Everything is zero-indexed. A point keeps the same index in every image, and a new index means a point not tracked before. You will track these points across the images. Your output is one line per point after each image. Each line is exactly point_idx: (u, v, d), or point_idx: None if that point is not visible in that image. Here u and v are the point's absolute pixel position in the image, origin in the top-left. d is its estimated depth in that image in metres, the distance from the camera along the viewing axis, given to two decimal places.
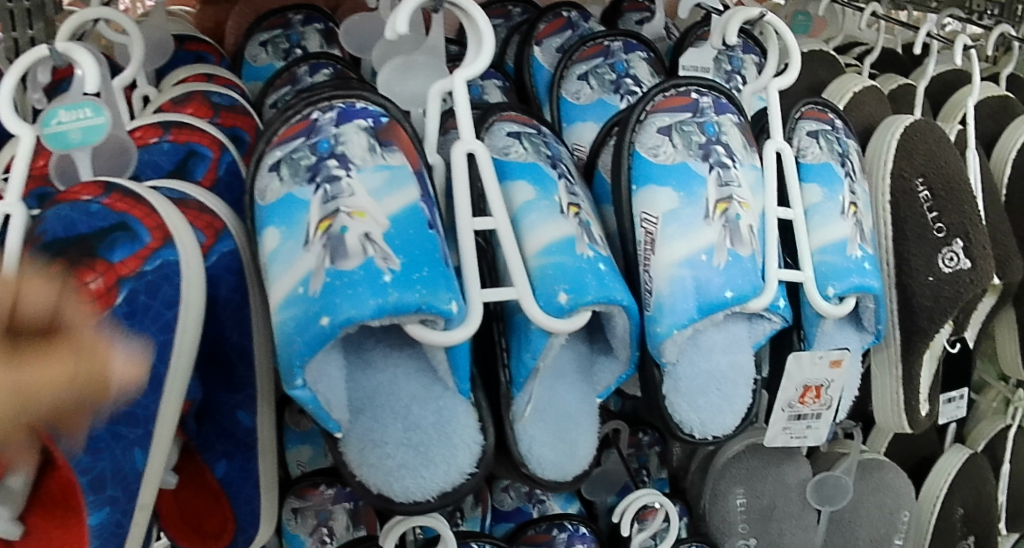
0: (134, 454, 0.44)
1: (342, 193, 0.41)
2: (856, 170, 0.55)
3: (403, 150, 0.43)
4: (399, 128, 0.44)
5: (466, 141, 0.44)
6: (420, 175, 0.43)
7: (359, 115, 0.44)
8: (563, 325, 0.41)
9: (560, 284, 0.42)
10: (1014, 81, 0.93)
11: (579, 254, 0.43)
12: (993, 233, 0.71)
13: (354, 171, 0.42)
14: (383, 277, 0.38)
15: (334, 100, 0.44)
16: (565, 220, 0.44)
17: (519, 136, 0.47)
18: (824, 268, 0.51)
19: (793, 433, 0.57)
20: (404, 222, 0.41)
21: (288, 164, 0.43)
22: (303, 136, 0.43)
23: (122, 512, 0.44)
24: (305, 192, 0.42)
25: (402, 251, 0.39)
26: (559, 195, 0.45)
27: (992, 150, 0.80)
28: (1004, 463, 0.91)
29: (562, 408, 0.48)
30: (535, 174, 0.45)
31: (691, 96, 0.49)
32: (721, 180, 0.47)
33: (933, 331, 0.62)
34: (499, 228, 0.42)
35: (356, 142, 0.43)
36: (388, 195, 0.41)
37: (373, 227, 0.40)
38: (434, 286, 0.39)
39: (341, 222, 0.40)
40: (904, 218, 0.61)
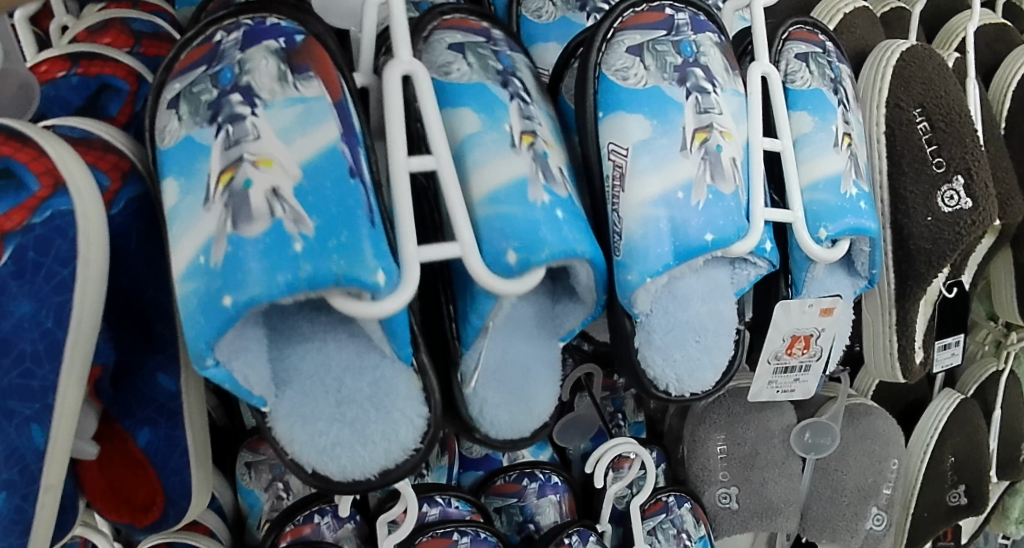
0: (32, 431, 0.36)
1: (245, 136, 0.34)
2: (849, 98, 0.50)
3: (320, 76, 0.36)
4: (317, 46, 0.37)
5: (402, 60, 0.37)
6: (342, 107, 0.36)
7: (269, 34, 0.37)
8: (514, 286, 0.36)
9: (509, 240, 0.36)
10: (1012, 7, 0.86)
11: (534, 201, 0.37)
12: (994, 168, 0.66)
13: (261, 108, 0.35)
14: (292, 248, 0.33)
15: (241, 19, 0.38)
16: (517, 155, 0.38)
17: (464, 55, 0.41)
18: (815, 207, 0.46)
19: (780, 387, 0.53)
20: (320, 171, 0.34)
21: (187, 101, 0.36)
22: (204, 63, 0.37)
23: (21, 496, 0.36)
24: (206, 134, 0.35)
25: (317, 211, 0.33)
26: (510, 123, 0.39)
27: (991, 81, 0.74)
28: (996, 409, 0.87)
29: (518, 363, 0.43)
30: (482, 99, 0.39)
31: (665, 12, 0.43)
32: (699, 107, 0.42)
33: (931, 276, 0.58)
34: (440, 168, 0.36)
35: (266, 68, 0.36)
36: (301, 137, 0.35)
37: (281, 181, 0.34)
38: (357, 252, 0.33)
39: (244, 174, 0.34)
40: (900, 151, 0.56)
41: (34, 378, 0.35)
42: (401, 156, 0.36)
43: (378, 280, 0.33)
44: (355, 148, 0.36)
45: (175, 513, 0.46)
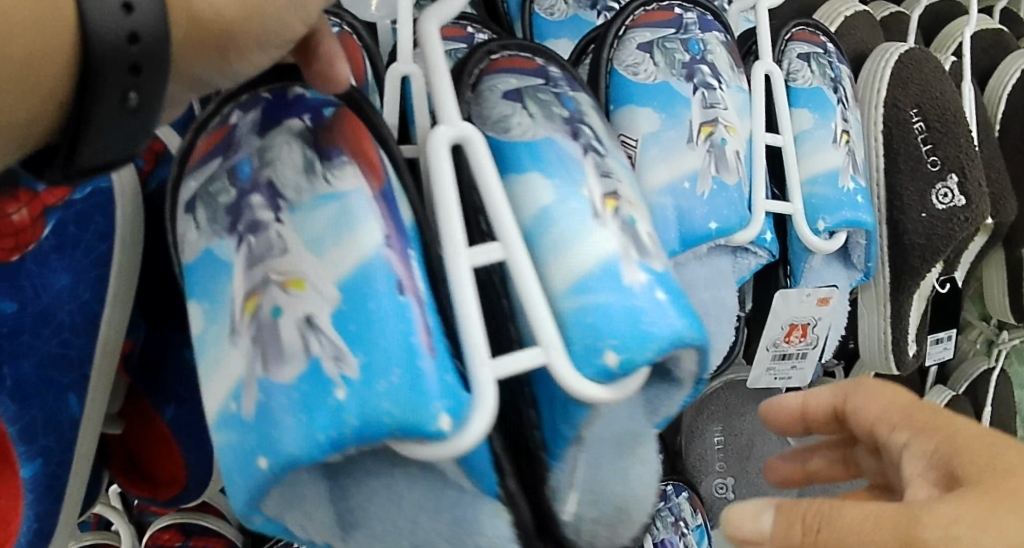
0: (69, 400, 0.37)
1: (270, 250, 0.30)
2: (848, 97, 0.52)
3: (356, 159, 0.32)
4: (350, 113, 0.33)
5: (451, 124, 0.32)
6: (384, 197, 0.31)
7: (294, 112, 0.33)
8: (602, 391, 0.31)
9: (606, 339, 0.31)
10: (1008, 14, 0.88)
11: (630, 286, 0.31)
12: (988, 169, 0.68)
13: (286, 213, 0.31)
14: (332, 399, 0.28)
15: (259, 89, 0.33)
16: (599, 227, 0.32)
17: (527, 109, 0.36)
18: (814, 200, 0.48)
19: (778, 374, 0.55)
20: (360, 284, 0.29)
21: (204, 204, 0.32)
22: (220, 153, 0.33)
23: (57, 463, 0.37)
24: (226, 246, 0.31)
25: (360, 342, 0.29)
26: (587, 188, 0.33)
27: (986, 85, 0.76)
28: (987, 406, 0.89)
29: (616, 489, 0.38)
30: (551, 158, 0.34)
31: (675, 11, 0.46)
32: (706, 102, 0.44)
33: (925, 271, 0.59)
34: (508, 256, 0.31)
35: (290, 157, 0.32)
36: (335, 246, 0.30)
37: (315, 306, 0.29)
38: (411, 394, 0.28)
39: (273, 300, 0.30)
40: (897, 149, 0.58)
41: (72, 348, 0.37)
42: (462, 252, 0.31)
43: (439, 428, 0.28)
44: (405, 251, 0.30)
45: (198, 485, 0.46)
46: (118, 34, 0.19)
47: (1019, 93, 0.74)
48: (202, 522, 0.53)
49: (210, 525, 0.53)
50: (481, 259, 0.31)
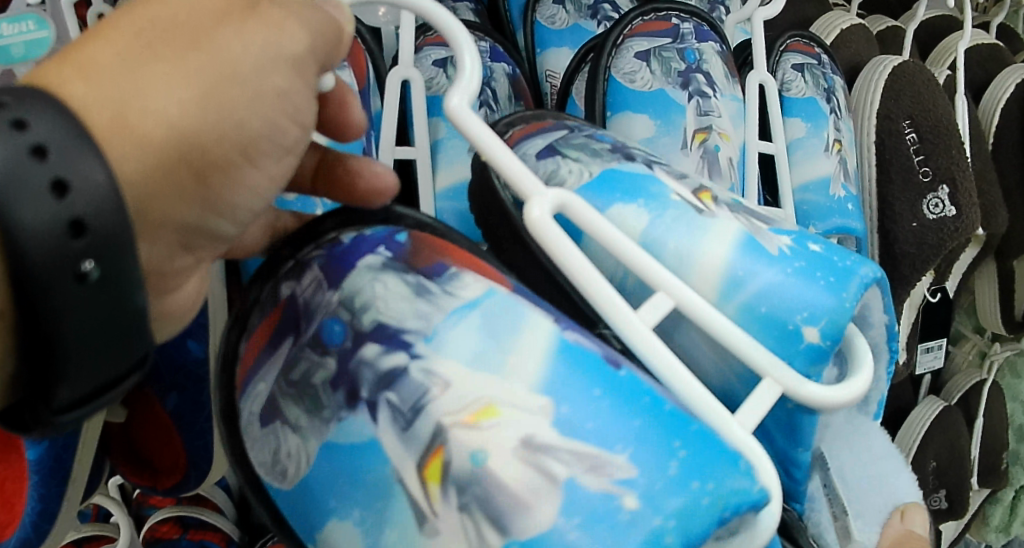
0: None
1: (427, 393, 0.25)
2: (841, 107, 0.53)
3: (470, 268, 0.28)
4: (422, 234, 0.30)
5: (541, 196, 0.28)
6: (520, 292, 0.28)
7: (361, 251, 0.28)
8: (846, 397, 0.28)
9: (820, 318, 0.28)
10: (1004, 30, 0.90)
11: (785, 246, 0.30)
12: (979, 182, 0.70)
13: (421, 343, 0.26)
14: (623, 513, 0.23)
15: (312, 252, 0.29)
16: (714, 217, 0.31)
17: (566, 156, 0.34)
18: (805, 206, 0.49)
19: None
20: (563, 377, 0.25)
21: (293, 400, 0.27)
22: (292, 331, 0.28)
23: (62, 446, 0.38)
24: (360, 422, 0.26)
25: (609, 440, 0.24)
26: (674, 192, 0.32)
27: (981, 99, 0.78)
28: (979, 418, 0.89)
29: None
30: (626, 182, 0.32)
31: (672, 21, 0.47)
32: (700, 109, 0.45)
33: (915, 279, 0.60)
34: (679, 299, 0.28)
35: (392, 287, 0.27)
36: (508, 352, 0.25)
37: (535, 426, 0.24)
38: (710, 469, 0.24)
39: (463, 447, 0.24)
40: (889, 160, 0.60)
41: None
42: (631, 313, 0.27)
43: (759, 488, 0.25)
44: (581, 329, 0.27)
45: (197, 477, 0.47)
46: (59, 226, 0.18)
47: (1013, 108, 0.75)
48: (200, 516, 0.54)
49: (206, 519, 0.54)
50: (653, 317, 0.28)
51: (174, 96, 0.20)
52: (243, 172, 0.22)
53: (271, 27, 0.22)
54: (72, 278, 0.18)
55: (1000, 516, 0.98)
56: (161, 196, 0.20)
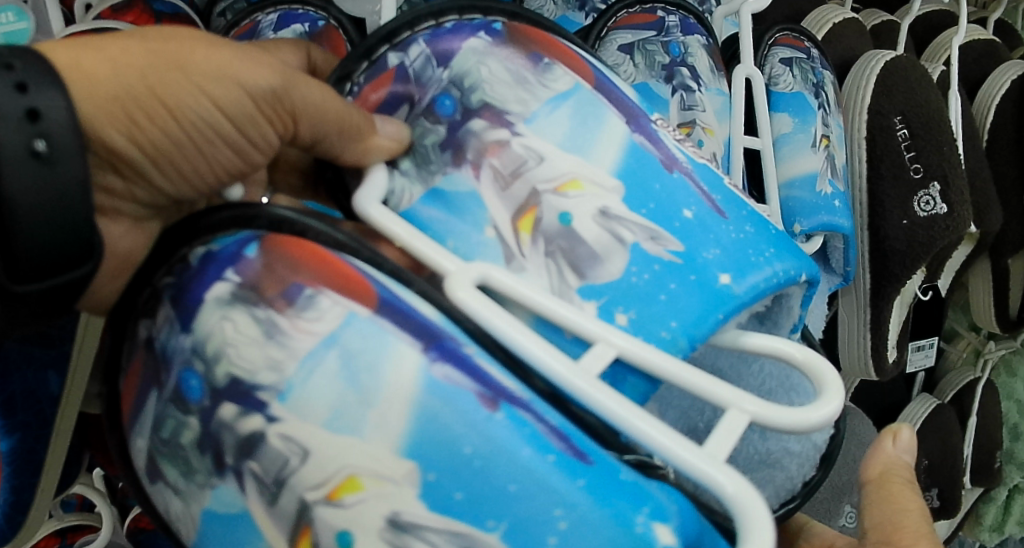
0: (48, 377, 0.37)
1: (287, 465, 0.25)
2: (830, 103, 0.52)
3: (330, 286, 0.26)
4: (282, 238, 0.27)
5: (468, 267, 0.27)
6: (387, 306, 0.25)
7: (209, 278, 0.27)
8: (819, 417, 0.26)
9: (666, 331, 0.27)
10: (1003, 25, 0.89)
11: (633, 267, 0.28)
12: (972, 180, 0.69)
13: (275, 404, 0.25)
14: None
15: (162, 284, 0.28)
16: (518, 270, 0.28)
17: (394, 166, 0.32)
18: (790, 204, 0.48)
19: None
20: (430, 436, 0.24)
21: (168, 458, 0.28)
22: (155, 385, 0.28)
23: (35, 439, 0.38)
24: (231, 492, 0.27)
25: (482, 516, 0.24)
26: (491, 225, 0.29)
27: (976, 95, 0.77)
28: (972, 416, 0.88)
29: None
30: (446, 213, 0.30)
31: (657, 14, 0.47)
32: (684, 104, 0.44)
33: (905, 278, 0.60)
34: (622, 347, 0.26)
35: (240, 328, 0.26)
36: (367, 407, 0.25)
37: (400, 499, 0.24)
38: (603, 526, 0.24)
39: (331, 526, 0.25)
40: (880, 156, 0.59)
41: (52, 327, 0.37)
42: (568, 363, 0.25)
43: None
44: (456, 353, 0.25)
45: None
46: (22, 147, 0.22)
47: (1009, 105, 0.74)
48: None
49: None
50: (597, 366, 0.26)
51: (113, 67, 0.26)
52: (151, 132, 0.27)
53: (236, 56, 0.28)
54: (26, 169, 0.23)
55: (994, 516, 0.98)
56: (99, 124, 0.26)
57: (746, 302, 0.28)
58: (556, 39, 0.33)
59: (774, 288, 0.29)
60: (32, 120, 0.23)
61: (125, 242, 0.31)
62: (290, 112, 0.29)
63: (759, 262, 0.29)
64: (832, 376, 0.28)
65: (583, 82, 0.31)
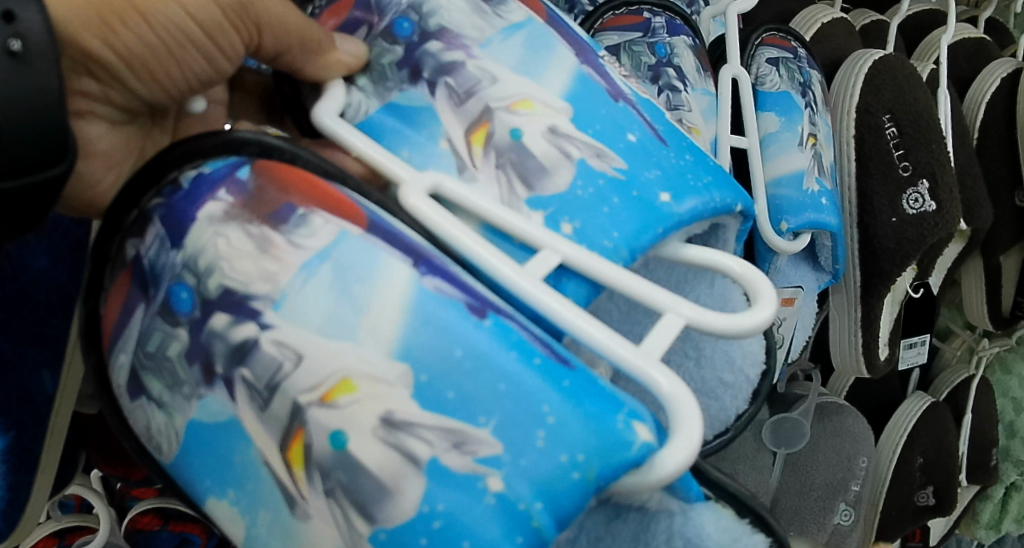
0: (42, 376, 0.38)
1: (280, 369, 0.28)
2: (816, 101, 0.53)
3: (325, 209, 0.29)
4: (272, 162, 0.30)
5: (418, 180, 0.31)
6: (378, 228, 0.29)
7: (201, 196, 0.29)
8: (752, 324, 0.29)
9: (604, 234, 0.31)
10: (993, 23, 0.89)
11: (574, 178, 0.31)
12: (962, 177, 0.69)
13: (270, 312, 0.28)
14: (489, 492, 0.26)
15: (149, 204, 0.30)
16: (470, 180, 0.32)
17: (353, 82, 0.36)
18: (778, 201, 0.48)
19: None
20: (419, 341, 0.27)
21: (153, 374, 0.30)
22: (142, 297, 0.30)
23: (30, 437, 0.38)
24: (219, 400, 0.29)
25: (473, 413, 0.27)
26: (445, 138, 0.33)
27: (965, 95, 0.77)
28: (967, 413, 0.89)
29: (712, 485, 0.33)
30: (407, 128, 0.33)
31: (643, 15, 0.47)
32: (670, 104, 0.45)
33: (896, 275, 0.60)
34: (566, 253, 0.29)
35: (233, 242, 0.28)
36: (361, 314, 0.27)
37: (394, 400, 0.27)
38: (581, 424, 0.27)
39: (324, 428, 0.27)
40: (869, 154, 0.59)
41: (48, 326, 0.38)
42: (516, 268, 0.29)
43: (642, 443, 0.27)
44: (443, 269, 0.28)
45: None
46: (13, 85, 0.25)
47: (997, 104, 0.74)
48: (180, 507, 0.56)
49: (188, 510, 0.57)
50: (540, 270, 0.29)
51: None
52: (126, 35, 0.31)
53: None
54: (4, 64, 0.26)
55: (990, 514, 0.98)
56: (75, 29, 0.30)
57: (684, 219, 0.32)
58: None
59: (711, 211, 0.33)
60: (8, 22, 0.26)
61: (104, 142, 0.35)
62: (255, 23, 0.33)
63: (695, 186, 0.33)
64: (769, 288, 0.31)
65: (537, 16, 0.36)
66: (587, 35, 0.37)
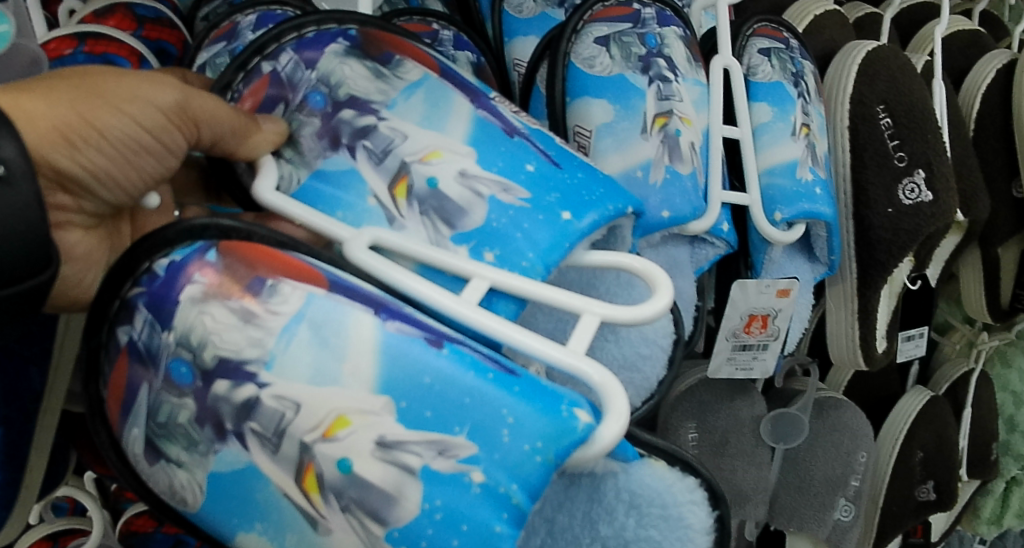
0: (30, 373, 0.38)
1: (284, 418, 0.30)
2: (810, 91, 0.52)
3: (293, 277, 0.31)
4: (231, 242, 0.31)
5: (359, 235, 0.33)
6: (339, 285, 0.31)
7: (177, 283, 0.30)
8: (655, 310, 0.32)
9: (525, 256, 0.33)
10: (987, 15, 0.89)
11: (496, 213, 0.34)
12: (959, 168, 0.69)
13: (263, 372, 0.30)
14: (473, 485, 0.30)
15: (129, 292, 0.31)
16: (402, 229, 0.34)
17: (281, 157, 0.36)
18: (772, 191, 0.48)
19: (738, 364, 0.53)
20: (394, 372, 0.30)
21: (167, 440, 0.31)
22: (142, 379, 0.31)
23: (18, 432, 0.38)
24: (234, 451, 0.30)
25: (449, 424, 0.30)
26: (371, 196, 0.35)
27: (962, 85, 0.76)
28: (966, 407, 0.88)
29: (644, 444, 0.39)
30: (331, 189, 0.35)
31: (633, 7, 0.46)
32: (661, 94, 0.44)
33: (892, 266, 0.59)
34: (492, 278, 0.32)
35: (219, 318, 0.30)
36: (342, 361, 0.30)
37: (383, 425, 0.29)
38: (538, 416, 0.30)
39: (330, 458, 0.29)
40: (864, 144, 0.58)
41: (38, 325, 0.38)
42: (456, 299, 0.31)
43: (586, 424, 0.31)
44: (402, 313, 0.31)
45: None
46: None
47: (993, 94, 0.74)
48: None
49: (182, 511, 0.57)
50: (475, 298, 0.32)
51: (47, 106, 0.29)
52: (90, 152, 0.31)
53: (143, 83, 0.32)
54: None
55: (992, 508, 0.98)
56: (40, 148, 0.30)
57: (586, 232, 0.35)
58: (406, 41, 0.39)
59: (608, 219, 0.36)
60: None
61: (82, 246, 0.35)
62: (193, 119, 0.33)
63: (591, 200, 0.35)
64: (665, 279, 0.34)
65: (430, 71, 0.38)
66: (476, 79, 0.39)
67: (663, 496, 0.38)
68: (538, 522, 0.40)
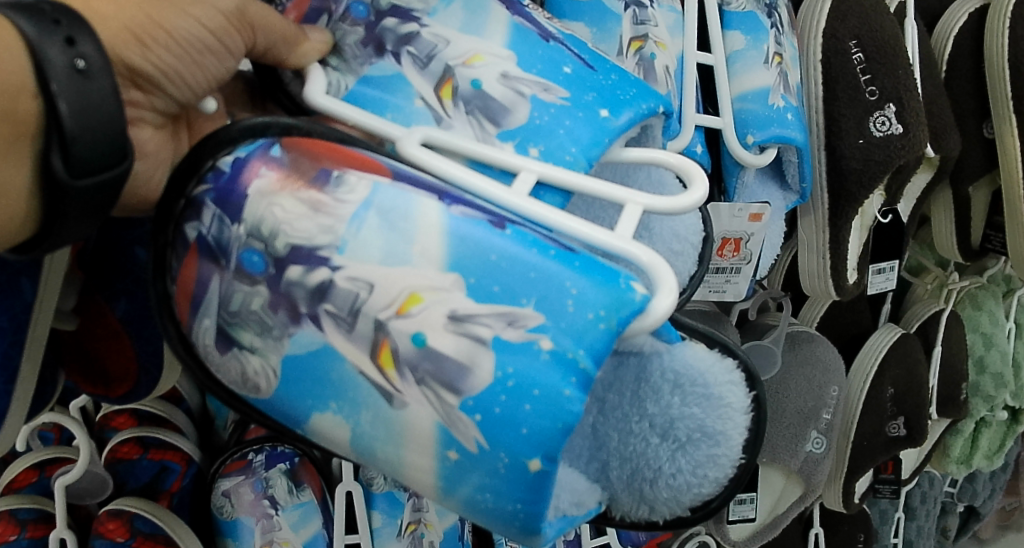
0: (21, 283, 0.39)
1: (358, 298, 0.31)
2: (783, 23, 0.53)
3: (353, 167, 0.33)
4: (294, 138, 0.33)
5: (410, 134, 0.34)
6: (400, 176, 0.33)
7: (245, 176, 0.33)
8: (692, 202, 0.34)
9: (569, 149, 0.35)
10: None
11: (542, 110, 0.35)
12: (930, 106, 0.70)
13: (336, 256, 0.31)
14: (543, 352, 0.30)
15: (199, 187, 0.33)
16: (449, 127, 0.36)
17: (326, 64, 0.38)
18: (744, 115, 0.49)
19: (712, 287, 0.55)
20: (461, 251, 0.31)
21: (242, 326, 0.33)
22: (213, 266, 0.33)
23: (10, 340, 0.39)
24: (308, 333, 0.32)
25: (517, 295, 0.31)
26: (418, 96, 0.36)
27: (935, 28, 0.78)
28: (936, 346, 0.91)
29: (684, 328, 0.43)
30: (378, 95, 0.37)
31: None
32: (636, 19, 0.46)
33: (862, 197, 0.61)
34: (540, 171, 0.34)
35: (288, 209, 0.32)
36: (412, 243, 0.31)
37: (454, 300, 0.31)
38: (600, 288, 0.31)
39: (404, 332, 0.31)
40: (836, 77, 0.60)
41: None
42: (506, 189, 0.33)
43: (643, 295, 0.31)
44: (462, 200, 0.32)
45: (148, 381, 0.48)
46: (58, 40, 0.27)
47: (965, 38, 0.76)
48: (160, 436, 0.58)
49: (167, 439, 0.58)
50: (525, 189, 0.33)
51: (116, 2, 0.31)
52: (159, 51, 0.33)
53: None
54: (69, 80, 0.27)
55: (960, 448, 1.02)
56: (115, 46, 0.31)
57: (624, 129, 0.37)
58: None
59: (642, 117, 0.38)
60: (69, 46, 0.27)
61: (153, 143, 0.37)
62: (250, 24, 0.35)
63: (626, 99, 0.37)
64: (698, 170, 0.36)
65: None
66: None
67: (704, 375, 0.39)
68: (590, 403, 0.43)
